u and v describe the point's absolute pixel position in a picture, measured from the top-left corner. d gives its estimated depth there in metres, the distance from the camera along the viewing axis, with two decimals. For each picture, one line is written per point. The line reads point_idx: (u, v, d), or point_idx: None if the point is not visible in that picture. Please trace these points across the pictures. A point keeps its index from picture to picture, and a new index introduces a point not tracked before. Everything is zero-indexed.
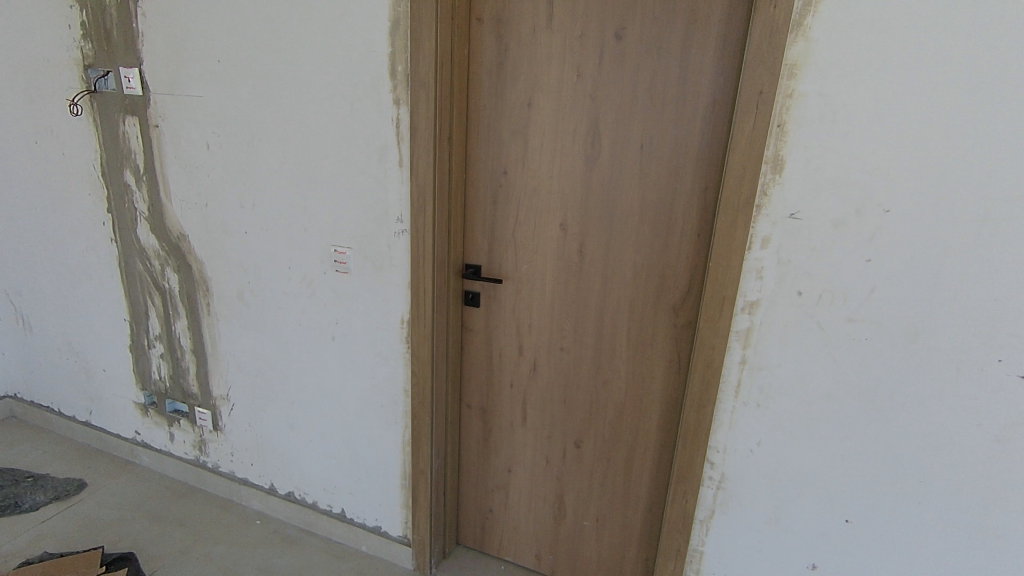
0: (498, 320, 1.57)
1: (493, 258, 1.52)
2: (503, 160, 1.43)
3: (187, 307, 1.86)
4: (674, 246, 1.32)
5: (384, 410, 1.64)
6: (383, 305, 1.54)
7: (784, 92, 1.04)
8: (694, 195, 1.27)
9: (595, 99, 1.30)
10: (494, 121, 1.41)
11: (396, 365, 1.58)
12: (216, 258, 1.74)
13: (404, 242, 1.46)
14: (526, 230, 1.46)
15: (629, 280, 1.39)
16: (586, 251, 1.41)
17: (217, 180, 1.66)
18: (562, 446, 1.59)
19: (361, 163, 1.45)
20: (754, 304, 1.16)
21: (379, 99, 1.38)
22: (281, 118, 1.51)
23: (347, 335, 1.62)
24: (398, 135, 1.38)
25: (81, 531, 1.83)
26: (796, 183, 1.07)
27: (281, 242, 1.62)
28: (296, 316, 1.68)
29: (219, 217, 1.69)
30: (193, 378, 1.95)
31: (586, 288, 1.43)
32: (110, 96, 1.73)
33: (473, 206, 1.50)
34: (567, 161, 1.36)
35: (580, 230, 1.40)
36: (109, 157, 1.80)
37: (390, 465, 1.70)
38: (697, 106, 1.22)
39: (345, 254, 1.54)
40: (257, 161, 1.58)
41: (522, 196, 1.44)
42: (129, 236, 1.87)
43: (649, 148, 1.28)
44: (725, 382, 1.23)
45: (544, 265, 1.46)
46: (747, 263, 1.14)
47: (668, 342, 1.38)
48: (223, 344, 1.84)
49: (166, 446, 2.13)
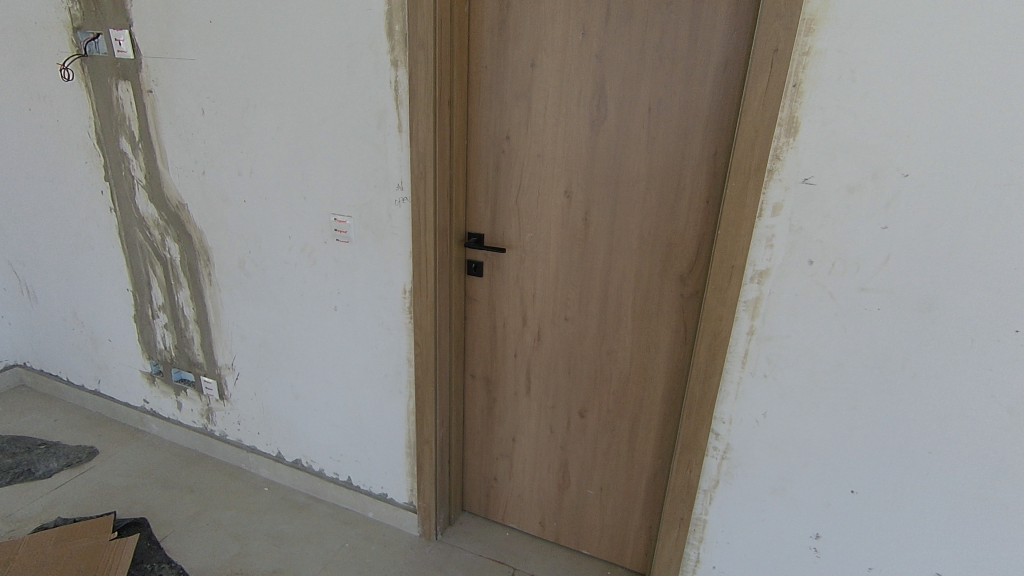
0: (502, 289, 1.54)
1: (496, 226, 1.49)
2: (506, 124, 1.38)
3: (188, 276, 1.84)
4: (682, 214, 1.28)
5: (387, 380, 1.64)
6: (384, 274, 1.52)
7: (801, 49, 0.98)
8: (703, 161, 1.22)
9: (601, 58, 1.24)
10: (496, 83, 1.36)
11: (399, 335, 1.57)
12: (216, 227, 1.72)
13: (405, 210, 1.43)
14: (530, 198, 1.42)
15: (635, 249, 1.35)
16: (591, 219, 1.37)
17: (214, 147, 1.62)
18: (566, 415, 1.59)
19: (359, 128, 1.40)
20: (764, 274, 1.12)
21: (376, 61, 1.33)
22: (276, 82, 1.46)
23: (349, 305, 1.61)
24: (397, 100, 1.34)
25: (94, 497, 1.86)
26: (811, 146, 1.02)
27: (281, 211, 1.59)
28: (297, 286, 1.66)
29: (217, 185, 1.66)
30: (198, 348, 1.95)
31: (591, 257, 1.41)
32: (101, 60, 1.68)
33: (475, 173, 1.46)
34: (572, 125, 1.32)
35: (586, 197, 1.36)
36: (104, 124, 1.77)
37: (394, 434, 1.70)
38: (709, 66, 1.16)
39: (345, 223, 1.51)
40: (252, 128, 1.54)
41: (526, 162, 1.39)
42: (128, 205, 1.84)
43: (657, 111, 1.23)
44: (731, 353, 1.20)
45: (548, 234, 1.43)
46: (757, 231, 1.10)
47: (674, 313, 1.36)
48: (225, 314, 1.83)
49: (174, 414, 2.15)
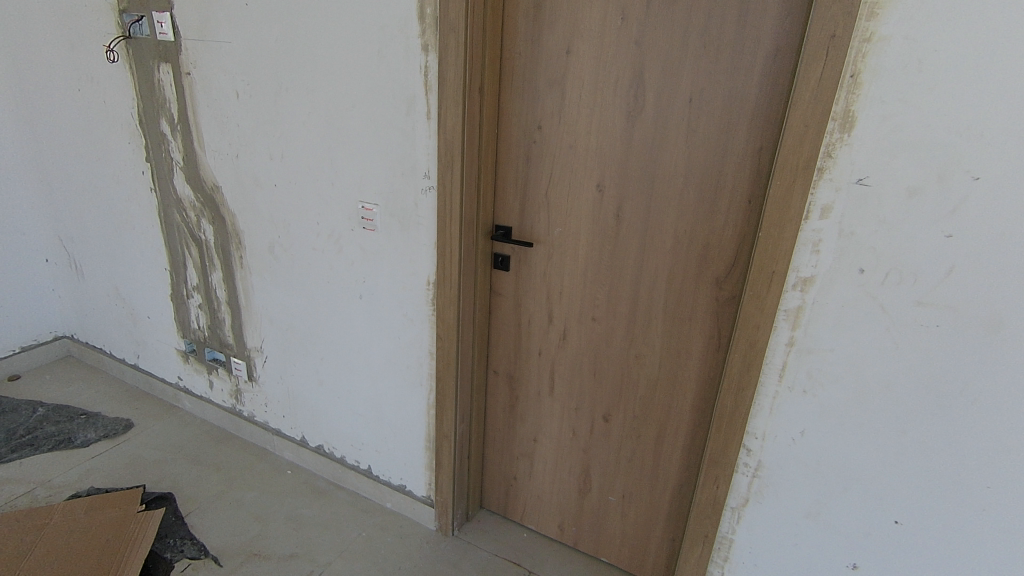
0: (528, 285, 1.49)
1: (525, 220, 1.43)
2: (539, 113, 1.32)
3: (221, 258, 1.87)
4: (720, 214, 1.20)
5: (409, 371, 1.62)
6: (409, 265, 1.49)
7: (862, 36, 0.89)
8: (746, 157, 1.14)
9: (640, 45, 1.17)
10: (529, 71, 1.30)
11: (422, 327, 1.54)
12: (248, 211, 1.73)
13: (431, 200, 1.39)
14: (561, 191, 1.36)
15: (669, 249, 1.28)
16: (624, 216, 1.30)
17: (247, 130, 1.62)
18: (590, 418, 1.53)
19: (388, 114, 1.37)
20: (808, 281, 1.03)
21: (407, 46, 1.29)
22: (309, 65, 1.44)
23: (374, 294, 1.59)
24: (426, 86, 1.30)
25: (126, 469, 1.92)
26: (867, 143, 0.92)
27: (310, 197, 1.59)
28: (324, 272, 1.66)
29: (249, 169, 1.67)
30: (229, 329, 1.98)
31: (622, 255, 1.34)
32: (144, 42, 1.71)
33: (505, 165, 1.41)
34: (608, 116, 1.25)
35: (619, 193, 1.29)
36: (146, 105, 1.80)
37: (415, 426, 1.68)
38: (757, 54, 1.07)
39: (372, 211, 1.48)
40: (285, 112, 1.53)
41: (558, 154, 1.33)
42: (167, 185, 1.88)
43: (699, 102, 1.15)
44: (768, 365, 1.12)
45: (578, 230, 1.37)
46: (802, 234, 1.01)
47: (707, 318, 1.28)
48: (255, 297, 1.85)
49: (205, 393, 2.20)
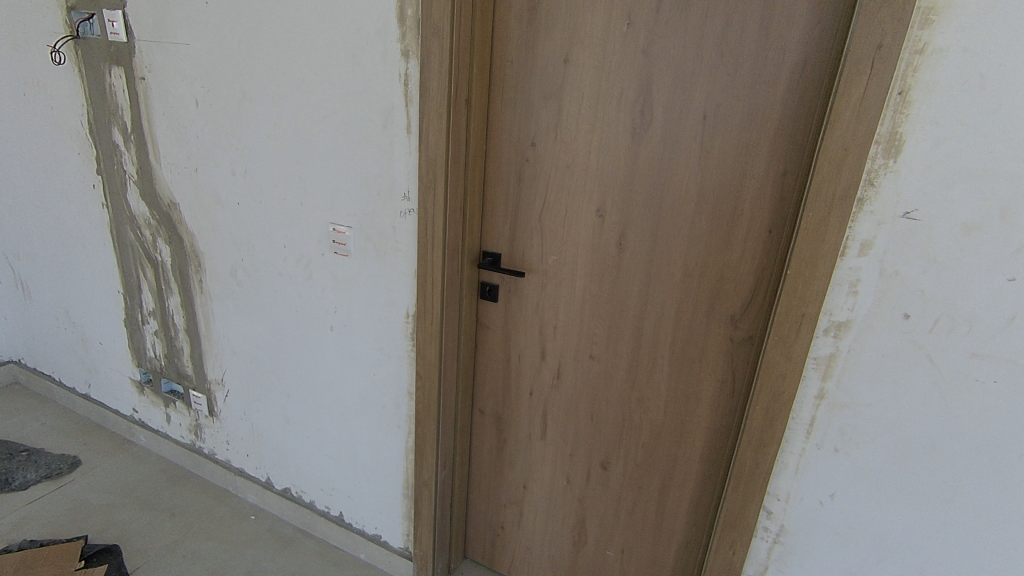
0: (518, 317, 1.34)
1: (516, 247, 1.29)
2: (532, 129, 1.18)
3: (179, 282, 1.69)
4: (737, 244, 1.06)
5: (385, 412, 1.45)
6: (386, 295, 1.33)
7: (913, 47, 0.76)
8: (768, 181, 1.01)
9: (648, 54, 1.04)
10: (522, 81, 1.16)
11: (400, 363, 1.38)
12: (208, 231, 1.56)
13: (411, 224, 1.24)
14: (556, 216, 1.22)
15: (677, 282, 1.14)
16: (627, 244, 1.17)
17: (207, 141, 1.45)
18: (587, 465, 1.38)
19: (363, 127, 1.22)
20: (843, 326, 0.90)
21: (384, 51, 1.14)
22: (276, 71, 1.29)
23: (347, 326, 1.43)
24: (406, 96, 1.15)
25: (68, 516, 1.72)
26: (917, 171, 0.80)
27: (276, 217, 1.42)
28: (292, 300, 1.49)
29: (209, 185, 1.50)
30: (187, 360, 1.80)
31: (624, 288, 1.20)
32: (94, 43, 1.53)
33: (493, 185, 1.26)
34: (610, 133, 1.11)
35: (621, 219, 1.15)
36: (96, 113, 1.62)
37: (391, 471, 1.52)
38: (782, 66, 0.95)
39: (344, 233, 1.33)
40: (248, 123, 1.37)
41: (553, 175, 1.19)
42: (120, 201, 1.70)
43: (714, 119, 1.02)
44: (794, 418, 0.98)
45: (575, 259, 1.23)
46: (837, 273, 0.88)
47: (720, 359, 1.15)
48: (216, 326, 1.67)
49: (162, 427, 2.00)
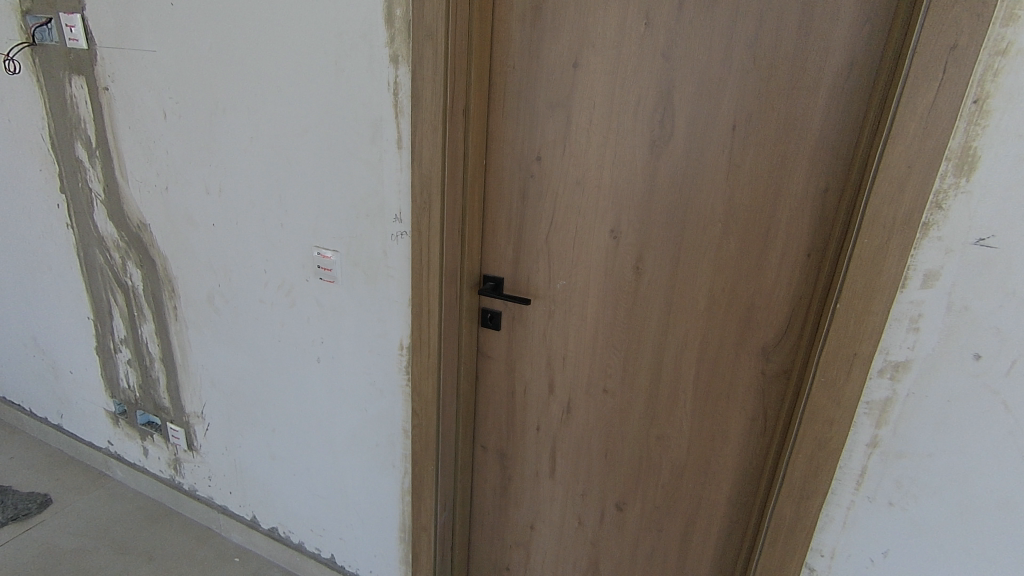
0: (523, 347, 1.22)
1: (520, 271, 1.17)
2: (537, 142, 1.06)
3: (153, 308, 1.55)
4: (769, 270, 0.95)
5: (379, 450, 1.33)
6: (377, 325, 1.21)
7: (994, 47, 0.65)
8: (806, 201, 0.90)
9: (669, 58, 0.92)
10: (526, 89, 1.04)
11: (394, 399, 1.26)
12: (181, 254, 1.42)
13: (403, 248, 1.11)
14: (565, 238, 1.10)
15: (701, 311, 1.03)
16: (645, 269, 1.05)
17: (177, 157, 1.32)
18: (600, 506, 1.26)
19: (349, 141, 1.09)
20: (901, 367, 0.79)
21: (371, 57, 1.02)
22: (251, 80, 1.16)
23: (334, 358, 1.30)
24: (396, 107, 1.02)
25: (34, 564, 1.58)
26: (995, 192, 0.68)
27: (255, 240, 1.30)
28: (275, 330, 1.36)
29: (181, 205, 1.37)
30: (164, 391, 1.66)
31: (641, 316, 1.08)
32: (52, 50, 1.39)
33: (495, 204, 1.14)
34: (626, 147, 1.00)
35: (638, 240, 1.04)
36: (57, 126, 1.48)
37: (386, 514, 1.39)
38: (824, 71, 0.83)
39: (330, 258, 1.20)
40: (222, 137, 1.24)
41: (561, 192, 1.07)
42: (86, 221, 1.56)
43: (745, 131, 0.91)
44: (842, 468, 0.87)
45: (586, 284, 1.11)
46: (895, 307, 0.77)
47: (750, 396, 1.03)
48: (193, 356, 1.54)
49: (140, 461, 1.87)
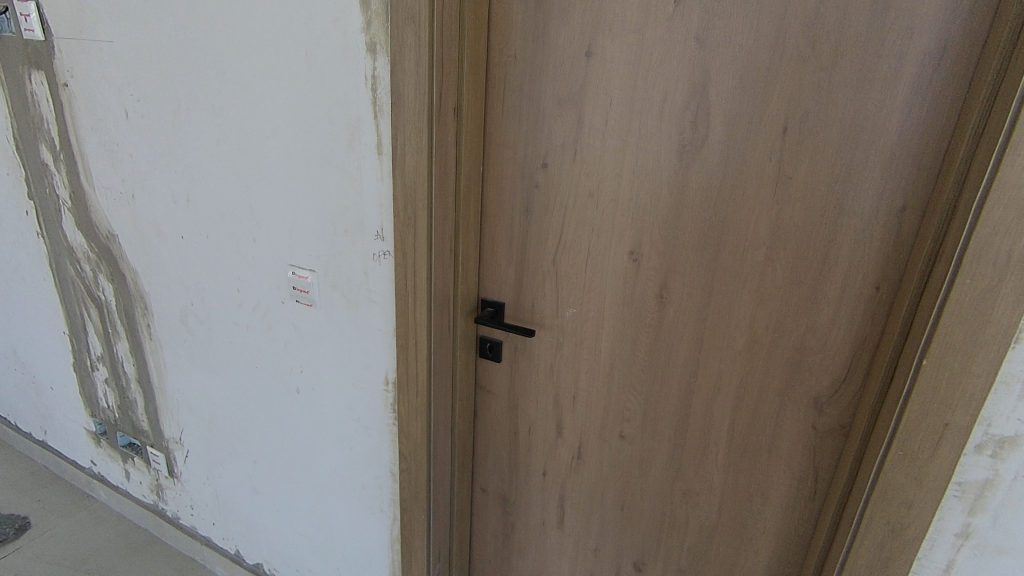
0: (528, 382, 1.06)
1: (523, 295, 1.00)
2: (543, 146, 0.89)
3: (126, 326, 1.42)
4: (825, 305, 0.77)
5: (365, 493, 1.18)
6: (360, 356, 1.06)
7: None
8: (875, 221, 0.72)
9: (703, 44, 0.75)
10: (529, 83, 0.87)
11: (380, 438, 1.10)
12: (151, 268, 1.29)
13: (386, 270, 0.96)
14: (576, 260, 0.93)
15: (737, 350, 0.85)
16: (671, 299, 0.88)
17: (142, 162, 1.18)
18: (615, 564, 1.10)
19: (323, 146, 0.94)
20: (1008, 444, 0.61)
21: (345, 46, 0.86)
22: (215, 75, 1.01)
23: (315, 389, 1.15)
24: (375, 106, 0.86)
25: None
26: None
27: (226, 256, 1.15)
28: (251, 355, 1.22)
29: (149, 215, 1.23)
30: (142, 414, 1.54)
31: (666, 353, 0.91)
32: (9, 42, 1.26)
33: (494, 218, 0.98)
34: (649, 153, 0.82)
35: (663, 265, 0.87)
36: (21, 127, 1.35)
37: (374, 561, 1.24)
38: (905, 58, 0.65)
39: (306, 279, 1.04)
40: (187, 140, 1.10)
41: (571, 206, 0.90)
42: (56, 230, 1.44)
43: (799, 134, 0.73)
44: (921, 561, 0.69)
45: (601, 314, 0.94)
46: (1003, 367, 0.58)
47: (797, 453, 0.86)
48: (169, 378, 1.41)
49: (122, 484, 1.75)
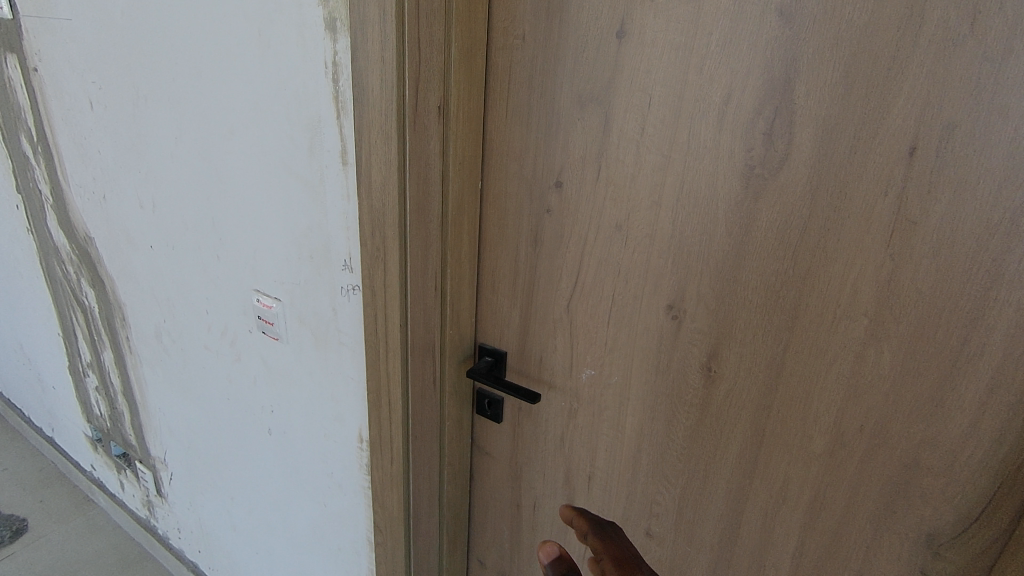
0: (534, 451, 0.84)
1: (530, 346, 0.79)
2: (558, 159, 0.67)
3: (109, 335, 1.30)
4: (956, 412, 0.52)
5: (341, 556, 1.00)
6: (332, 404, 0.87)
7: None
8: None
9: (790, 21, 0.50)
10: (542, 75, 0.65)
11: (355, 500, 0.92)
12: (126, 277, 1.15)
13: (356, 308, 0.76)
14: (596, 309, 0.71)
15: (814, 455, 0.61)
16: (722, 374, 0.64)
17: (109, 160, 1.03)
18: None
19: (283, 150, 0.75)
20: None
21: (302, 24, 0.66)
22: (168, 59, 0.84)
23: (286, 433, 0.98)
24: (337, 101, 0.67)
25: None
26: None
27: (192, 272, 0.99)
28: (223, 385, 1.06)
29: (120, 219, 1.08)
30: (130, 427, 1.42)
31: (712, 443, 0.67)
32: None
33: (495, 248, 0.76)
34: (701, 175, 0.58)
35: (713, 329, 0.63)
36: (3, 115, 1.24)
37: None
38: None
39: (271, 308, 0.87)
40: (148, 137, 0.94)
41: (592, 240, 0.68)
42: (42, 228, 1.32)
43: (934, 158, 0.47)
44: None
45: (628, 381, 0.71)
46: None
47: None
48: (150, 396, 1.28)
49: (119, 493, 1.66)
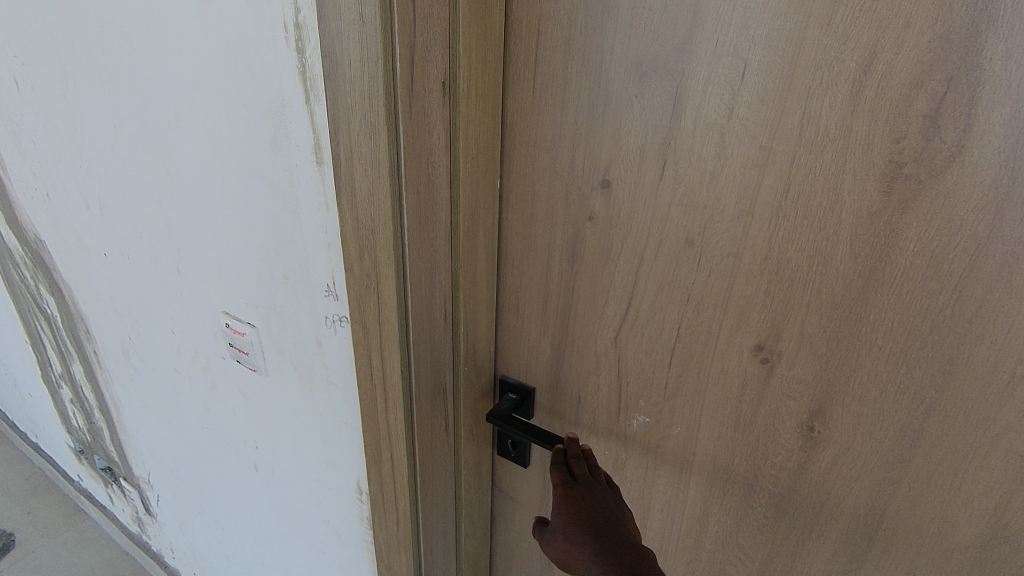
0: None
1: (565, 383, 0.63)
2: (604, 151, 0.50)
3: (76, 347, 1.15)
4: None
5: None
6: (323, 446, 0.72)
7: None
8: None
9: None
10: (584, 37, 0.47)
11: (357, 551, 0.78)
12: (84, 287, 0.99)
13: (344, 342, 0.60)
14: (653, 345, 0.55)
15: (956, 546, 0.46)
16: (827, 437, 0.48)
17: (47, 152, 0.86)
18: None
19: (240, 144, 0.57)
20: None
21: None
22: (93, 24, 0.65)
23: (273, 472, 0.84)
24: (305, 79, 0.49)
25: None
26: None
27: (153, 286, 0.83)
28: (200, 412, 0.92)
29: (67, 221, 0.92)
30: (110, 443, 1.29)
31: (806, 517, 0.52)
32: None
33: (518, 262, 0.59)
34: (816, 177, 0.41)
35: (820, 380, 0.47)
36: None
37: None
38: None
39: (243, 335, 0.71)
40: (85, 124, 0.76)
41: (651, 257, 0.51)
42: None
43: None
44: None
45: (693, 434, 0.56)
46: None
47: None
48: (126, 414, 1.14)
49: (108, 505, 1.55)
